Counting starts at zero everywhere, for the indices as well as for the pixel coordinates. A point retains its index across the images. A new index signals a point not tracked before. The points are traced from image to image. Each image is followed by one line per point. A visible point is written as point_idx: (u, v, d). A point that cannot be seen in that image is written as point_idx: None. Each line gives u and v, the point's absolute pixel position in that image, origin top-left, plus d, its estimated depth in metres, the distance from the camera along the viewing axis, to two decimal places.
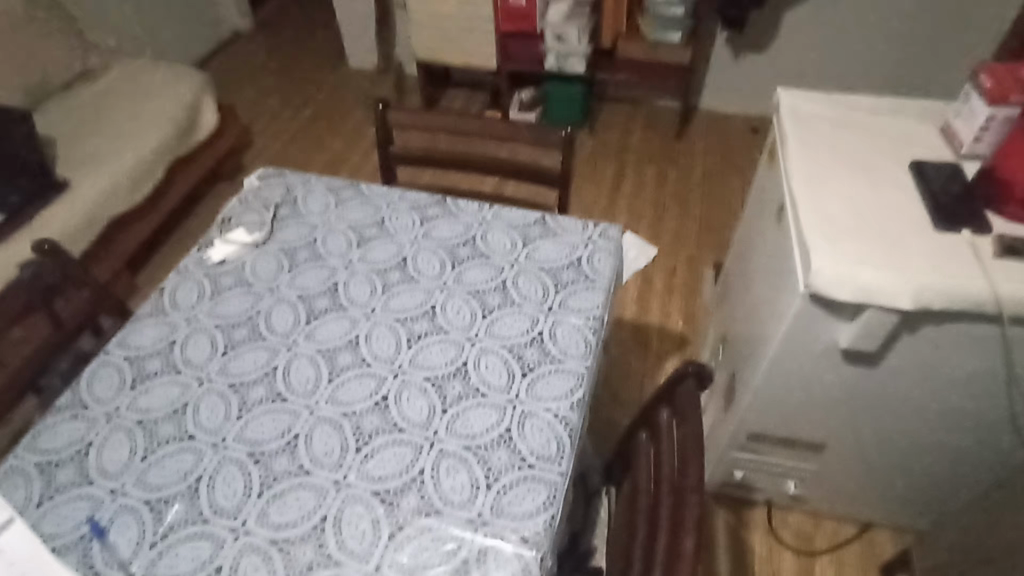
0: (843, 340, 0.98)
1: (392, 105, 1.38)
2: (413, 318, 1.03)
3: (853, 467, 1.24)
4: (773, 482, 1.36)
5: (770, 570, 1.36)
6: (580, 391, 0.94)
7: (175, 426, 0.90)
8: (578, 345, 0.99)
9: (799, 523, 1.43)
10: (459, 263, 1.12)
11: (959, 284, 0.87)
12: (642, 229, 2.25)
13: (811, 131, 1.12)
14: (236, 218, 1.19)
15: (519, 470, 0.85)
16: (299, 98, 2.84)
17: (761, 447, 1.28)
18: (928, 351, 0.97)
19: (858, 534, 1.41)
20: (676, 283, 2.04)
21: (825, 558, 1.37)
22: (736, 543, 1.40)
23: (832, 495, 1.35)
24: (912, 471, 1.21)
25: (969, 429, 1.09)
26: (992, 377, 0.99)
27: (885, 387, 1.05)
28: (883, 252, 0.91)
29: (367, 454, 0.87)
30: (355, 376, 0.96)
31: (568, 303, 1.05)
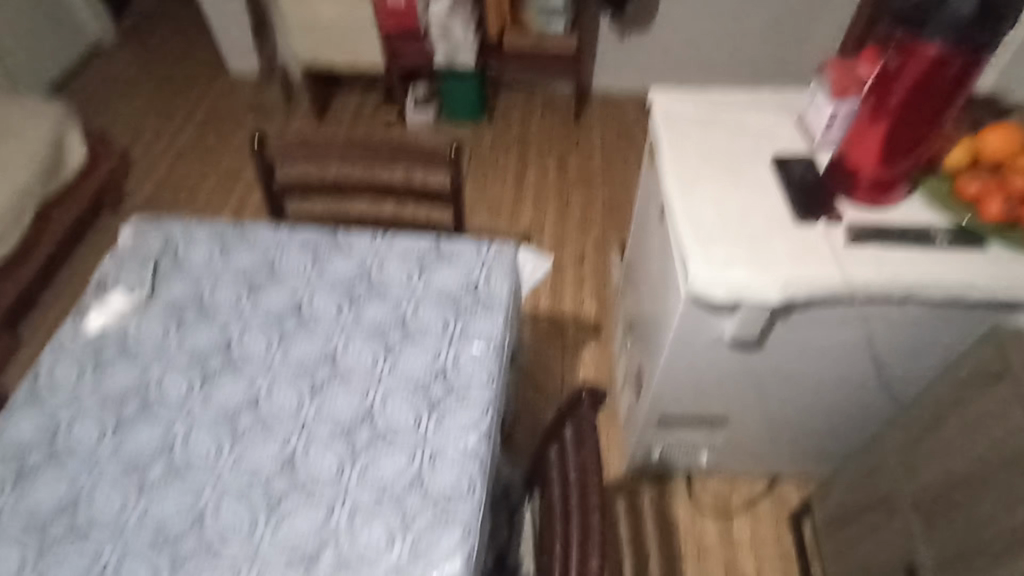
0: (727, 331, 1.12)
1: (269, 137, 1.34)
2: (313, 367, 1.02)
3: (753, 430, 1.44)
4: (688, 456, 1.58)
5: (693, 534, 1.60)
6: (487, 420, 0.96)
7: (70, 521, 0.86)
8: (482, 372, 1.01)
9: (716, 488, 1.67)
10: (356, 300, 1.12)
11: (816, 274, 1.01)
12: (550, 219, 2.34)
13: (686, 134, 1.23)
14: (112, 279, 1.14)
15: (434, 510, 0.87)
16: (180, 113, 2.69)
17: (672, 427, 1.47)
18: (796, 336, 1.13)
19: (768, 489, 1.66)
20: (586, 270, 2.16)
21: (740, 515, 1.62)
22: (661, 514, 1.63)
23: (742, 461, 1.58)
24: (800, 425, 1.39)
25: (843, 386, 1.25)
26: (853, 351, 1.16)
27: (771, 364, 1.20)
28: (748, 254, 1.04)
29: (279, 518, 0.86)
30: (260, 438, 0.94)
31: (468, 331, 1.07)
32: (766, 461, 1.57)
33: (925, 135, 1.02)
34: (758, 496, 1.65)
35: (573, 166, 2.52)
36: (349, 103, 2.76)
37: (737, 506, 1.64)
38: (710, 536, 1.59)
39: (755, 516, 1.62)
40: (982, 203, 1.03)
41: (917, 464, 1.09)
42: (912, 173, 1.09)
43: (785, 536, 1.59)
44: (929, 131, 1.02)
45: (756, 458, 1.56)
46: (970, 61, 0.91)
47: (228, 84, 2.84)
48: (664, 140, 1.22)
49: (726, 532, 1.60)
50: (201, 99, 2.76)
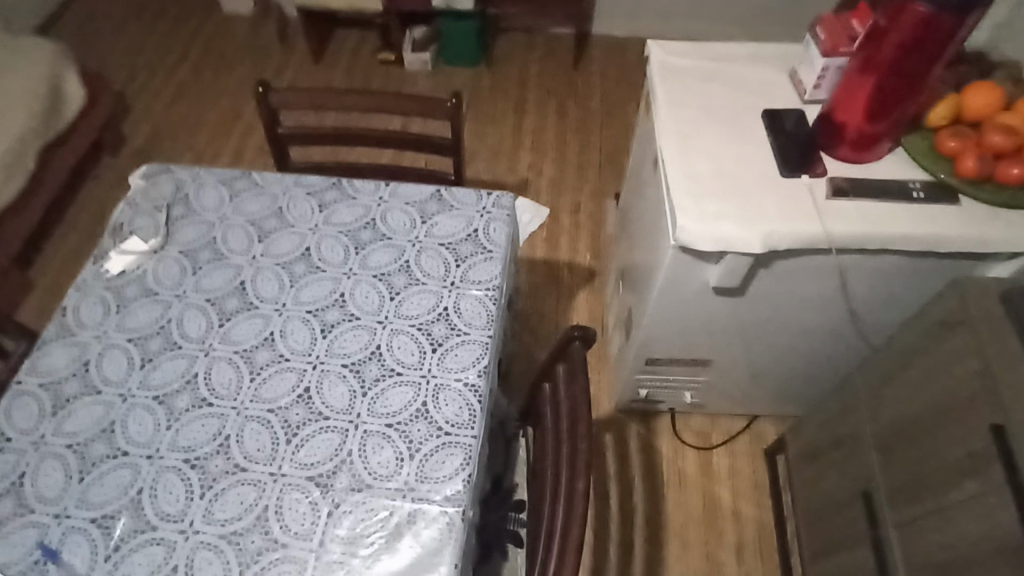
0: (712, 278, 1.19)
1: (272, 85, 1.36)
2: (323, 308, 1.09)
3: (735, 372, 1.53)
4: (674, 395, 1.68)
5: (676, 466, 1.72)
6: (486, 359, 1.04)
7: (107, 444, 0.95)
8: (481, 315, 1.08)
9: (698, 425, 1.78)
10: (362, 246, 1.17)
11: (797, 226, 1.07)
12: (547, 167, 2.37)
13: (682, 89, 1.26)
14: (128, 224, 1.19)
15: (438, 438, 0.95)
16: (175, 53, 2.66)
17: (659, 368, 1.56)
18: (777, 283, 1.20)
19: (748, 427, 1.78)
20: (582, 218, 2.21)
21: (719, 450, 1.74)
22: (647, 448, 1.75)
23: (723, 400, 1.69)
24: (778, 367, 1.48)
25: (819, 332, 1.33)
26: (830, 299, 1.23)
27: (752, 311, 1.28)
28: (736, 207, 1.09)
29: (297, 443, 0.95)
30: (276, 372, 1.02)
31: (468, 276, 1.13)
32: (746, 400, 1.67)
33: (910, 95, 1.06)
34: (737, 433, 1.77)
35: (571, 113, 2.52)
36: (346, 44, 2.72)
37: (716, 442, 1.76)
38: (690, 468, 1.72)
39: (734, 451, 1.74)
40: (959, 159, 1.08)
41: (881, 402, 1.19)
42: (897, 131, 1.13)
43: (760, 469, 1.72)
44: (914, 92, 1.05)
45: (736, 398, 1.67)
46: (953, 23, 0.94)
47: (221, 23, 2.79)
48: (659, 94, 1.25)
49: (706, 464, 1.72)
50: (195, 38, 2.72)
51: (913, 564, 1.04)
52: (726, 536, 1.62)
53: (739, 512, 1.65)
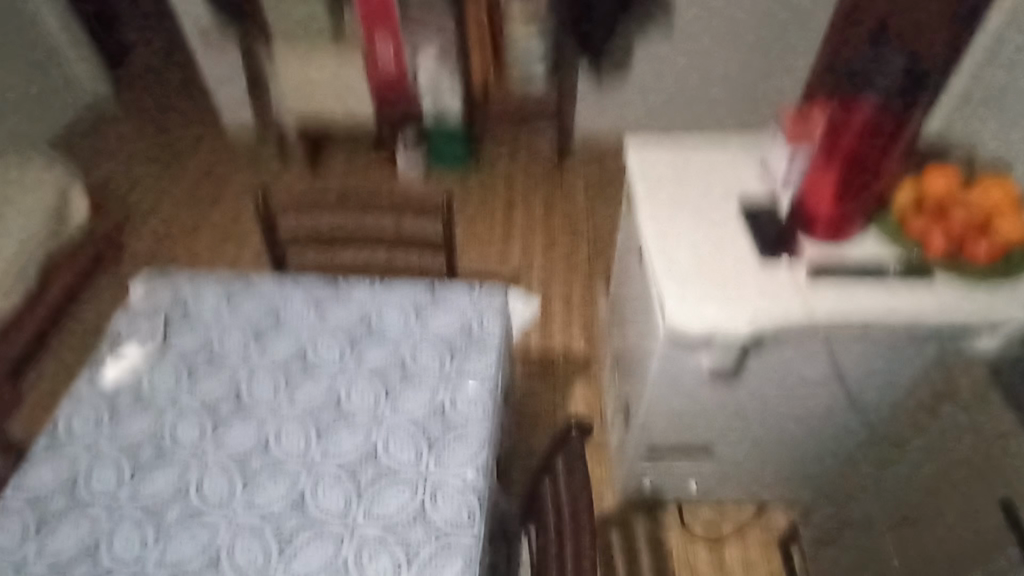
0: (705, 362, 1.20)
1: (271, 194, 1.43)
2: (319, 409, 1.09)
3: (738, 457, 1.50)
4: (678, 484, 1.63)
5: (687, 561, 1.64)
6: (484, 454, 1.02)
7: (91, 563, 0.91)
8: (478, 409, 1.08)
9: (707, 515, 1.72)
10: (358, 344, 1.19)
11: (782, 309, 1.10)
12: (538, 260, 2.43)
13: (660, 182, 1.33)
14: (126, 331, 1.20)
15: (437, 541, 0.92)
16: (178, 167, 2.79)
17: (661, 457, 1.53)
18: (769, 365, 1.21)
19: (757, 515, 1.72)
20: (574, 307, 2.25)
21: (730, 541, 1.67)
22: (655, 543, 1.68)
23: (729, 488, 1.64)
24: (781, 451, 1.46)
25: (818, 412, 1.32)
26: (824, 378, 1.24)
27: (749, 393, 1.28)
28: (721, 292, 1.13)
29: (290, 554, 0.92)
30: (270, 478, 1.00)
31: (464, 370, 1.14)
32: (752, 486, 1.63)
33: (873, 182, 1.13)
34: (747, 523, 1.70)
35: (558, 208, 2.63)
36: (341, 153, 2.87)
37: (727, 533, 1.69)
38: (702, 563, 1.64)
39: (745, 542, 1.67)
40: (926, 240, 1.13)
41: (888, 481, 1.17)
42: (865, 214, 1.19)
43: (775, 560, 1.64)
44: (876, 179, 1.12)
45: (742, 484, 1.62)
46: None
47: (224, 137, 2.95)
48: (639, 188, 1.32)
49: (717, 558, 1.65)
50: (198, 152, 2.86)
51: None
52: None
53: None
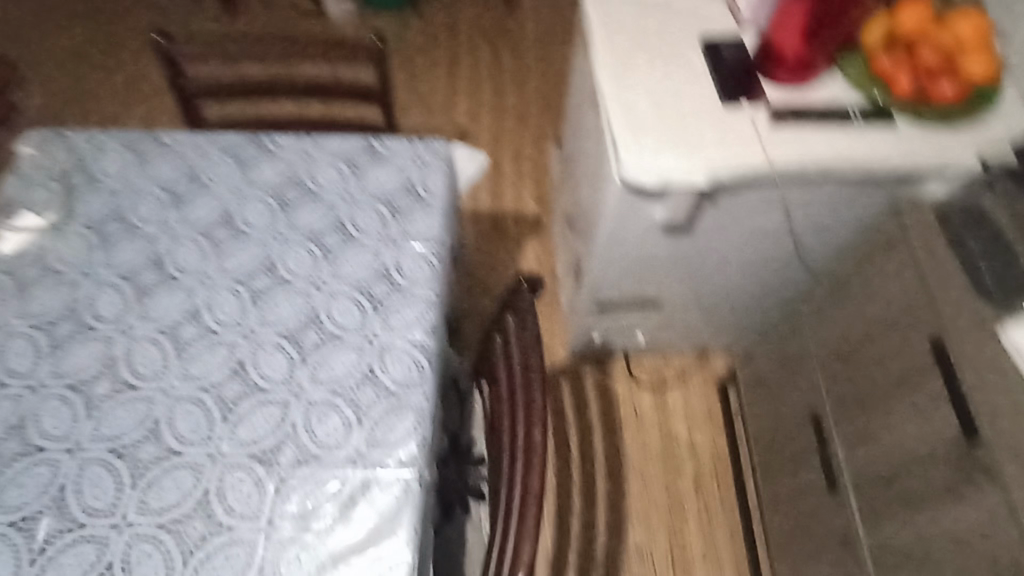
0: (659, 216, 1.17)
1: (171, 36, 1.22)
2: (252, 275, 1.02)
3: (685, 309, 1.54)
4: (627, 337, 1.69)
5: (632, 406, 1.74)
6: (432, 315, 0.99)
7: (19, 442, 0.87)
8: (424, 270, 1.03)
9: (653, 364, 1.80)
10: (289, 206, 1.09)
11: (740, 157, 1.05)
12: (485, 115, 2.28)
13: (618, 19, 1.20)
14: (19, 197, 1.06)
15: (388, 400, 0.91)
16: (64, 9, 2.39)
17: (611, 312, 1.56)
18: (723, 218, 1.19)
19: (700, 362, 1.81)
20: (524, 165, 2.15)
21: (674, 386, 1.77)
22: (603, 391, 1.76)
23: (675, 338, 1.70)
24: (727, 302, 1.50)
25: (765, 263, 1.34)
26: (776, 229, 1.23)
27: (700, 247, 1.27)
28: (679, 140, 1.07)
29: (235, 421, 0.89)
30: (206, 347, 0.95)
31: (408, 230, 1.07)
32: (697, 335, 1.69)
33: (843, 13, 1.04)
34: (690, 369, 1.80)
35: (506, 56, 2.42)
36: None
37: (670, 378, 1.78)
38: (647, 406, 1.74)
39: (687, 386, 1.77)
40: (892, 80, 1.07)
41: (826, 326, 1.21)
42: (833, 51, 1.12)
43: (714, 400, 1.76)
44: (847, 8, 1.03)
45: (688, 334, 1.68)
46: None
47: None
48: (594, 25, 1.19)
49: (661, 401, 1.75)
50: None
51: (858, 476, 1.09)
52: (684, 467, 1.66)
53: (695, 444, 1.69)
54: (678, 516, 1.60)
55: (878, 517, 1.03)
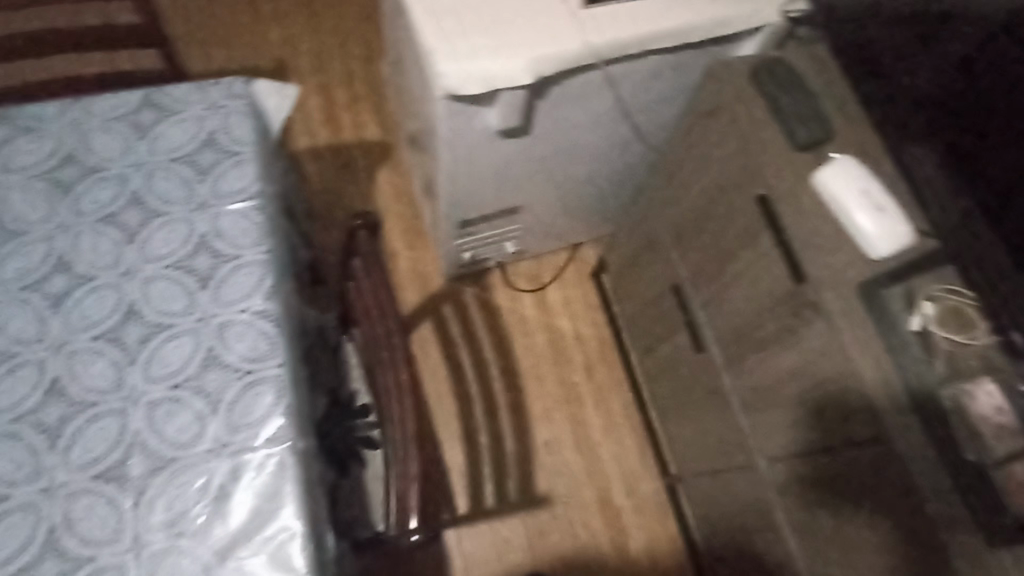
0: (494, 122, 1.12)
1: None
2: (43, 280, 0.88)
3: (545, 210, 1.54)
4: (496, 249, 1.68)
5: (516, 314, 1.77)
6: (269, 278, 0.90)
7: None
8: (249, 230, 0.93)
9: (528, 269, 1.82)
10: (69, 189, 0.93)
11: (559, 46, 1.01)
12: (303, 39, 2.06)
13: None
14: None
15: (239, 380, 0.84)
16: None
17: (475, 228, 1.53)
18: (558, 112, 1.17)
19: (572, 257, 1.84)
20: (357, 88, 2.00)
21: (552, 286, 1.81)
22: (485, 306, 1.77)
23: (543, 239, 1.72)
24: (583, 194, 1.52)
25: (609, 150, 1.35)
26: (612, 114, 1.23)
27: (543, 147, 1.26)
28: (494, 38, 1.00)
29: (66, 446, 0.80)
30: (9, 375, 0.83)
31: (220, 189, 0.95)
32: (564, 232, 1.71)
33: None
34: (564, 266, 1.83)
35: None
36: None
37: (547, 279, 1.82)
38: (529, 311, 1.78)
39: (564, 283, 1.82)
40: None
41: (671, 201, 1.26)
42: None
43: (591, 290, 1.82)
44: None
45: (555, 232, 1.69)
46: None
47: None
48: None
49: (542, 304, 1.79)
50: None
51: (717, 334, 1.18)
52: (574, 359, 1.74)
53: (581, 335, 1.76)
54: (576, 404, 1.69)
55: (738, 366, 1.13)
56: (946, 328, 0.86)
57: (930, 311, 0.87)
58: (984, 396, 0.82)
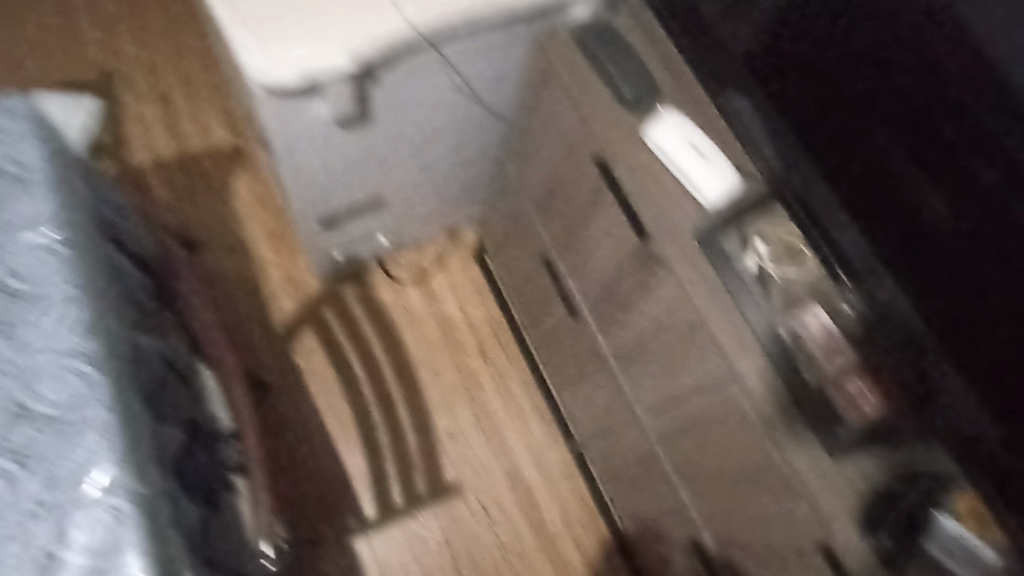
0: (327, 115, 1.06)
1: None
2: None
3: (410, 198, 1.52)
4: (370, 244, 1.63)
5: (402, 307, 1.72)
6: (79, 311, 0.81)
7: None
8: (50, 262, 0.83)
9: (409, 259, 1.77)
10: None
11: (378, 28, 0.97)
12: (129, 44, 1.89)
13: None
14: None
15: (55, 431, 0.75)
16: None
17: (340, 225, 1.49)
18: (399, 101, 1.12)
19: (453, 241, 1.79)
20: (199, 91, 1.86)
21: (435, 273, 1.76)
22: (368, 303, 1.71)
23: (417, 228, 1.69)
24: (450, 179, 1.48)
25: (467, 134, 1.31)
26: (460, 99, 1.18)
27: (390, 136, 1.21)
28: (307, 27, 0.95)
29: None
30: None
31: (9, 220, 0.84)
32: (438, 216, 1.68)
33: None
34: (445, 251, 1.78)
35: None
36: None
37: (430, 266, 1.77)
38: (415, 302, 1.73)
39: (447, 267, 1.77)
40: None
41: (524, 174, 1.26)
42: None
43: (476, 272, 1.77)
44: None
45: (430, 217, 1.66)
46: None
47: None
48: None
49: (427, 292, 1.74)
50: None
51: (587, 298, 1.19)
52: (466, 342, 1.71)
53: (472, 319, 1.73)
54: (475, 387, 1.67)
55: (607, 327, 1.16)
56: (778, 262, 0.90)
57: (765, 250, 0.90)
58: (814, 322, 0.87)
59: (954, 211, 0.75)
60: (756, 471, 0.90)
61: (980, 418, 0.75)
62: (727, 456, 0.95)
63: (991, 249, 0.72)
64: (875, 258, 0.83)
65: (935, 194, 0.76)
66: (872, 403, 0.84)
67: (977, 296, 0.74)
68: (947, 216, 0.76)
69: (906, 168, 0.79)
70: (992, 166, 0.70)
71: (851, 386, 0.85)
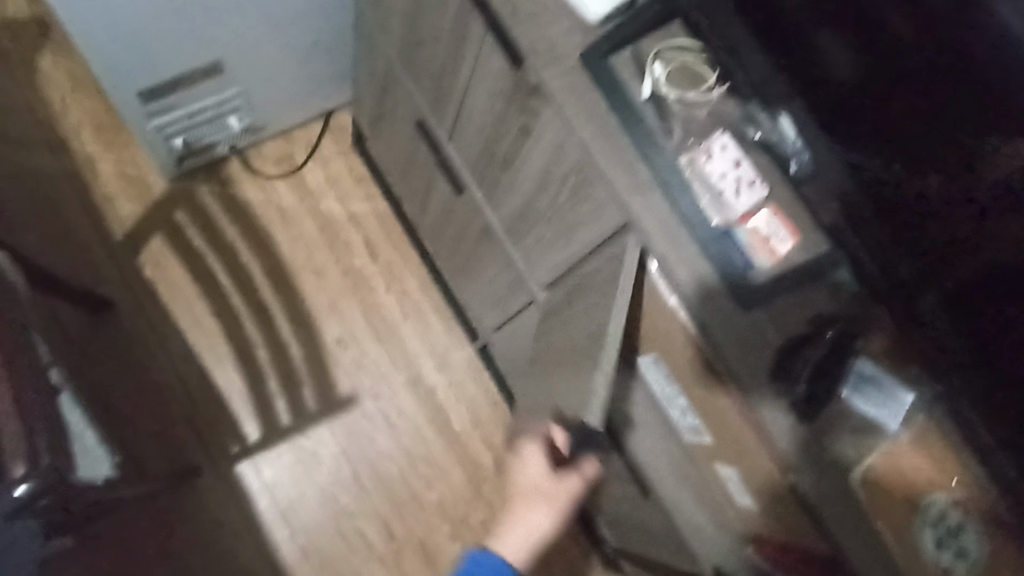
0: None
1: None
2: None
3: (259, 67, 1.25)
4: (219, 128, 1.36)
5: (271, 206, 1.49)
6: None
7: None
8: None
9: (275, 150, 1.52)
10: None
11: None
12: None
13: None
14: None
15: None
16: None
17: (170, 101, 1.22)
18: None
19: (327, 126, 1.55)
20: None
21: (308, 165, 1.52)
22: (231, 204, 1.47)
23: (277, 109, 1.42)
24: (301, 37, 1.23)
25: None
26: None
27: None
28: None
29: None
30: None
31: None
32: (302, 96, 1.42)
33: None
34: (319, 140, 1.54)
35: None
36: None
37: (302, 159, 1.52)
38: (288, 200, 1.50)
39: (324, 159, 1.53)
40: None
41: (384, 16, 1.03)
42: None
43: (356, 161, 1.55)
44: None
45: (291, 97, 1.40)
46: None
47: None
48: None
49: (301, 188, 1.51)
50: None
51: (472, 165, 1.02)
52: (352, 242, 1.50)
53: (356, 215, 1.52)
54: (366, 291, 1.48)
55: (497, 194, 0.99)
56: (677, 87, 0.75)
57: (661, 72, 0.74)
58: (719, 152, 0.72)
59: (855, 67, 0.64)
60: (590, 344, 0.80)
61: (900, 260, 0.65)
62: (581, 330, 0.83)
63: (901, 114, 0.63)
64: (784, 83, 0.70)
65: (840, 51, 0.65)
66: (786, 242, 0.72)
67: (891, 165, 0.65)
68: (854, 76, 0.65)
69: (811, 20, 0.66)
70: (900, 14, 0.60)
71: (761, 223, 0.72)
